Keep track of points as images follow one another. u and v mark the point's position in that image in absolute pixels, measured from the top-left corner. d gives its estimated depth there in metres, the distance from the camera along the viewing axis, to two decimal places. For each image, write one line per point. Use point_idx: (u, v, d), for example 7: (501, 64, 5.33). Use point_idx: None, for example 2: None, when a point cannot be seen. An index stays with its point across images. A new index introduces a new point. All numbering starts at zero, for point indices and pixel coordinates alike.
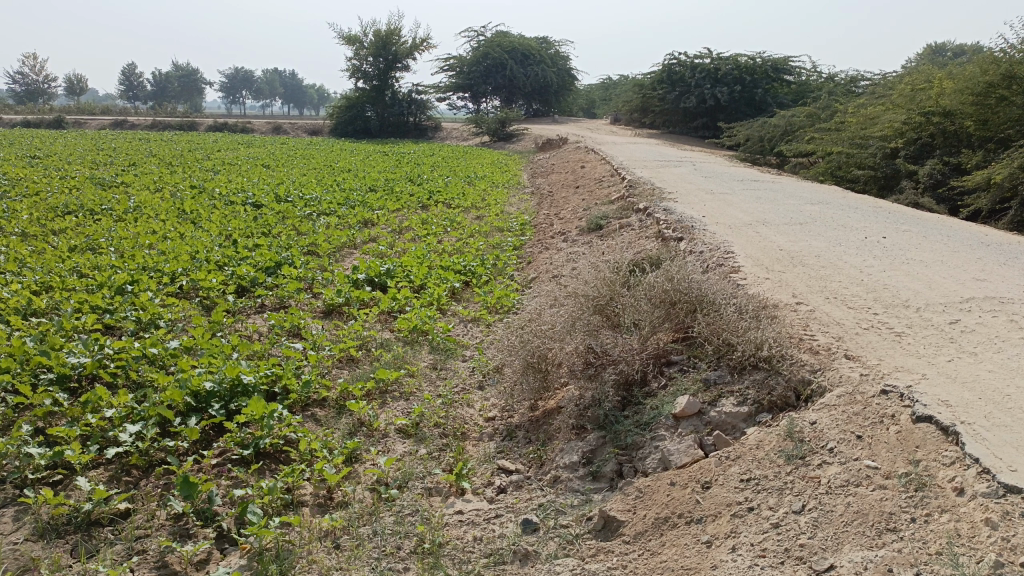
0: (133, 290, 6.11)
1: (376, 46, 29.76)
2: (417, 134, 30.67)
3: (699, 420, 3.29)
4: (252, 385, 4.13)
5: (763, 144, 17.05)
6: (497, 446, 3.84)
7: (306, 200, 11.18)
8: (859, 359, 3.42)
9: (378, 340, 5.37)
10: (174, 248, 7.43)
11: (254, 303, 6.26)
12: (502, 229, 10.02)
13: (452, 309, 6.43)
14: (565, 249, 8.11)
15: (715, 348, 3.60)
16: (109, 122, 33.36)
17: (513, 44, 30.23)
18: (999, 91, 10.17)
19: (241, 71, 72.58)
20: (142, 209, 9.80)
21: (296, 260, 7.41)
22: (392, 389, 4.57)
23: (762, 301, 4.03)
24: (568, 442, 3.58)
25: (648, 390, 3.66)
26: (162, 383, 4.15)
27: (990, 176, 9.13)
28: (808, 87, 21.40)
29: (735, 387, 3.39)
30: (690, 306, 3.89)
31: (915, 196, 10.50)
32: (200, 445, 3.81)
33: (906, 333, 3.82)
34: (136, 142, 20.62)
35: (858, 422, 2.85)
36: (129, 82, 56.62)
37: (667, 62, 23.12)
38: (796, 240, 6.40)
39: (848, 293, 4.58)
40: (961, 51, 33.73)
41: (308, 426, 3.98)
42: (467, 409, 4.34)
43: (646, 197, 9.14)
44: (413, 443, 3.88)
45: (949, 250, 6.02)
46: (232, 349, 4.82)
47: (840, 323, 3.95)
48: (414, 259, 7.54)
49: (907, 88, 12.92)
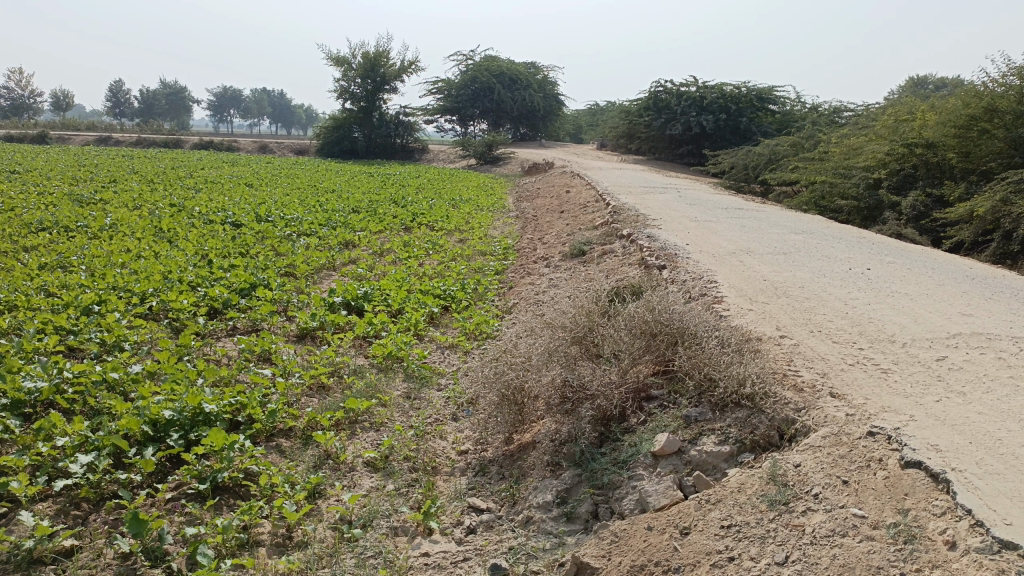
0: (100, 311, 5.91)
1: (364, 67, 29.76)
2: (404, 155, 30.61)
3: (679, 459, 3.14)
4: (214, 415, 3.95)
5: (747, 172, 17.07)
6: (469, 482, 3.68)
7: (286, 220, 11.02)
8: (845, 398, 3.29)
9: (351, 366, 5.21)
10: (146, 267, 7.23)
11: (225, 326, 6.06)
12: (485, 253, 9.89)
13: (430, 335, 6.26)
14: (547, 275, 7.98)
15: (696, 383, 3.47)
16: (93, 138, 33.06)
17: (502, 69, 30.33)
18: (980, 124, 10.28)
19: (229, 90, 72.51)
20: (118, 227, 9.60)
21: (271, 281, 7.23)
22: (362, 419, 4.40)
23: (745, 334, 3.91)
24: (542, 480, 3.42)
25: (627, 426, 3.51)
26: (119, 411, 3.95)
27: (972, 208, 9.13)
28: (792, 116, 21.56)
29: (717, 425, 3.25)
30: (671, 339, 3.75)
31: (898, 227, 10.48)
32: (155, 477, 3.62)
33: (892, 370, 3.71)
34: (120, 159, 20.38)
35: (843, 466, 2.72)
36: (116, 99, 56.35)
37: (653, 89, 23.27)
38: (780, 270, 6.30)
39: (833, 326, 4.47)
40: (941, 84, 34.24)
41: (271, 458, 3.80)
42: (439, 442, 4.17)
43: (631, 224, 9.05)
44: (380, 477, 3.71)
45: (934, 283, 5.95)
46: (197, 374, 4.63)
47: (825, 359, 3.83)
48: (393, 282, 7.38)
49: (890, 120, 12.99)
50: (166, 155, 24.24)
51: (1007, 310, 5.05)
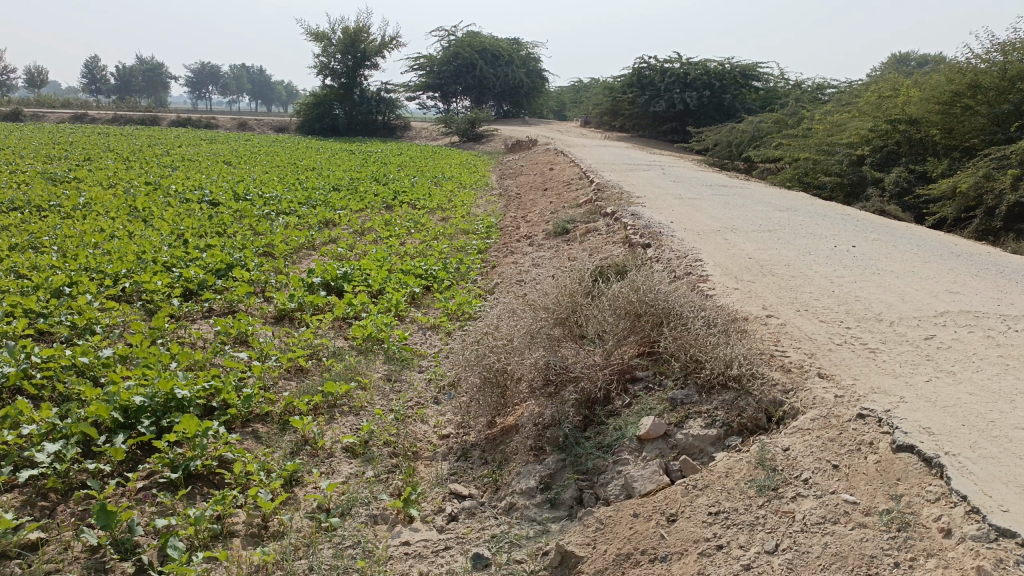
0: (71, 293, 5.74)
1: (344, 43, 29.32)
2: (386, 133, 30.28)
3: (665, 443, 3.06)
4: (187, 400, 3.83)
5: (730, 149, 16.99)
6: (450, 468, 3.58)
7: (265, 199, 10.81)
8: (834, 378, 3.22)
9: (330, 348, 5.09)
10: (120, 248, 7.05)
11: (201, 308, 5.92)
12: (467, 232, 9.77)
13: (411, 315, 6.15)
14: (531, 254, 7.88)
15: (682, 364, 3.39)
16: (68, 115, 32.41)
17: (484, 45, 29.97)
18: (964, 100, 10.20)
19: (208, 67, 71.43)
20: (92, 206, 9.38)
21: (249, 262, 7.08)
22: (341, 403, 4.30)
23: (731, 314, 3.83)
24: (525, 465, 3.32)
25: (612, 409, 3.43)
26: (88, 396, 3.83)
27: (955, 184, 9.11)
28: (775, 93, 21.47)
29: (703, 408, 3.16)
30: (656, 319, 3.66)
31: (881, 204, 10.44)
32: (126, 465, 3.51)
33: (881, 350, 3.65)
34: (95, 136, 19.94)
35: (833, 450, 2.66)
36: (91, 75, 55.24)
37: (637, 66, 23.08)
38: (764, 248, 6.24)
39: (819, 305, 4.40)
40: (923, 61, 34.26)
41: (246, 445, 3.70)
42: (420, 426, 4.08)
43: (614, 201, 8.94)
44: (359, 463, 3.62)
45: (920, 260, 5.90)
46: (170, 358, 4.50)
47: (813, 339, 3.76)
48: (374, 262, 7.25)
49: (874, 96, 12.93)
50: (142, 132, 23.80)
51: (994, 288, 5.01)
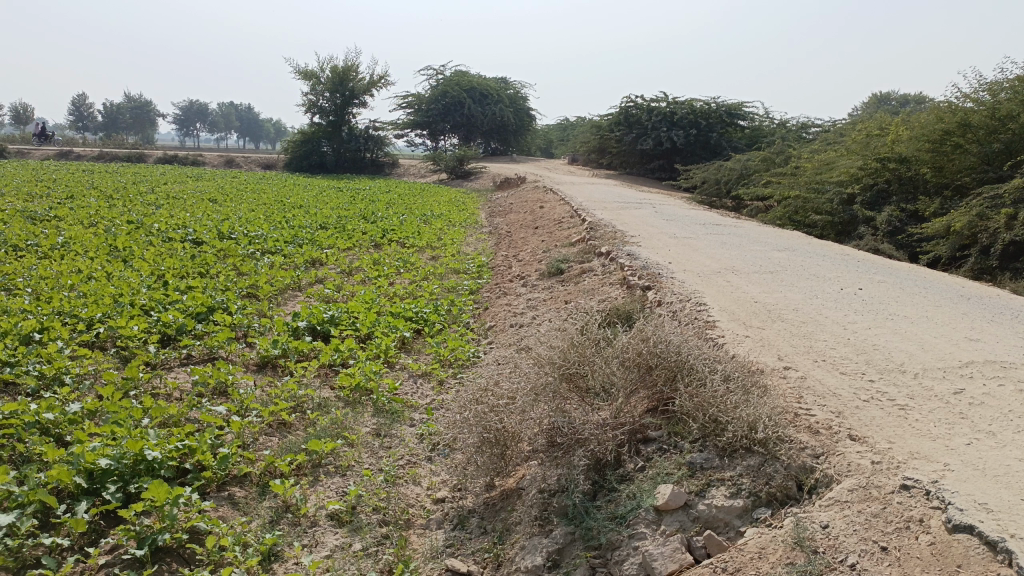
0: (41, 339, 5.41)
1: (333, 81, 29.27)
2: (374, 170, 30.19)
3: (685, 515, 2.76)
4: (157, 462, 3.51)
5: (719, 186, 16.91)
6: (446, 539, 3.28)
7: (250, 238, 10.52)
8: (866, 442, 2.98)
9: (316, 400, 4.76)
10: (96, 290, 6.73)
11: (179, 354, 5.60)
12: (458, 271, 9.51)
13: (401, 362, 5.85)
14: (524, 295, 7.64)
15: (700, 425, 3.10)
16: (54, 152, 32.14)
17: (472, 83, 30.03)
18: (954, 138, 10.11)
19: (196, 104, 71.63)
20: (71, 245, 9.06)
21: (231, 304, 6.77)
22: (326, 462, 3.98)
23: (749, 367, 3.56)
24: (530, 539, 3.01)
25: (623, 474, 3.14)
26: (49, 458, 3.51)
27: (949, 223, 8.95)
28: (761, 131, 21.51)
29: (726, 474, 2.87)
30: (669, 373, 3.38)
31: (874, 242, 10.27)
32: (87, 538, 3.17)
33: (910, 407, 3.40)
34: (79, 174, 19.62)
35: (878, 528, 2.41)
36: (78, 112, 55.10)
37: (624, 104, 23.14)
38: (770, 291, 6.01)
39: (837, 355, 4.15)
40: (905, 100, 34.66)
41: (221, 513, 3.37)
42: (412, 488, 3.78)
43: (609, 241, 8.72)
44: (346, 533, 3.30)
45: (931, 304, 5.68)
46: (143, 414, 4.19)
47: (837, 394, 3.50)
48: (362, 303, 6.95)
49: (862, 135, 12.89)
50: (130, 170, 23.57)
51: (1013, 334, 4.79)
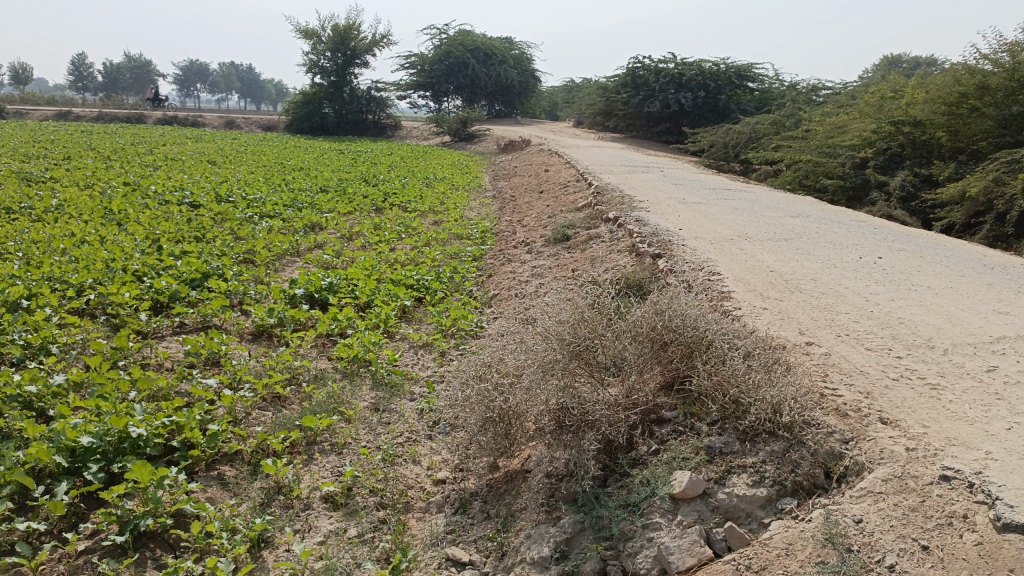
0: (29, 306, 5.20)
1: (334, 41, 28.77)
2: (376, 132, 29.76)
3: (704, 504, 2.56)
4: (143, 440, 3.32)
5: (727, 150, 16.55)
6: (447, 525, 3.10)
7: (249, 201, 10.26)
8: (899, 426, 2.78)
9: (312, 371, 4.57)
10: (88, 254, 6.50)
11: (171, 323, 5.40)
12: (461, 237, 9.26)
13: (401, 332, 5.64)
14: (529, 262, 7.41)
15: (719, 406, 2.90)
16: (53, 112, 31.69)
17: (476, 44, 29.43)
18: (971, 102, 9.79)
19: (197, 65, 70.81)
20: (65, 208, 8.82)
21: (226, 271, 6.55)
22: (321, 440, 3.79)
23: (770, 342, 3.35)
24: (536, 527, 2.81)
25: (636, 457, 2.94)
26: (29, 434, 3.31)
27: (964, 188, 8.65)
28: (770, 94, 21.03)
29: (748, 461, 2.67)
30: (685, 349, 3.16)
31: (887, 208, 9.94)
32: (66, 522, 2.98)
33: (943, 386, 3.19)
34: (77, 135, 19.28)
35: (917, 524, 2.23)
36: (78, 73, 54.48)
37: (631, 65, 22.62)
38: (785, 259, 5.77)
39: (860, 328, 3.94)
40: (916, 63, 33.96)
41: (209, 495, 3.19)
42: (411, 468, 3.59)
43: (616, 206, 8.46)
44: (341, 518, 3.12)
45: (954, 273, 5.44)
46: (130, 387, 3.99)
47: (864, 373, 3.29)
48: (362, 270, 6.72)
49: (875, 98, 12.52)
50: (130, 130, 23.24)
51: None
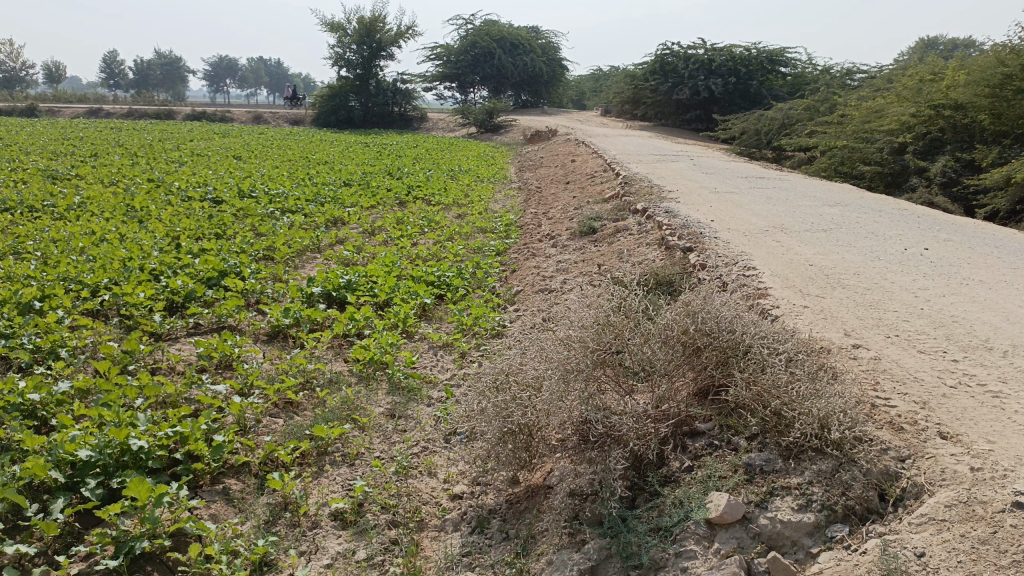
0: (42, 307, 5.04)
1: (359, 34, 28.66)
2: (402, 125, 29.58)
3: (744, 531, 2.31)
4: (145, 453, 3.12)
5: (758, 137, 16.09)
6: (463, 546, 2.89)
7: (271, 196, 10.13)
8: (961, 442, 2.51)
9: (326, 375, 4.38)
10: (105, 252, 6.37)
11: (185, 323, 5.23)
12: (485, 230, 9.03)
13: (421, 331, 5.42)
14: (555, 256, 7.16)
15: (759, 420, 2.66)
16: (84, 110, 31.90)
17: (502, 34, 29.10)
18: (1015, 83, 9.32)
19: (226, 61, 71.35)
20: (88, 206, 8.73)
21: (244, 268, 6.37)
22: (333, 450, 3.60)
23: (814, 346, 3.07)
24: (558, 551, 2.58)
25: (667, 474, 2.70)
26: (26, 446, 3.13)
27: (1010, 174, 8.20)
28: (804, 79, 20.46)
29: (793, 481, 2.42)
30: (721, 356, 2.90)
31: (928, 195, 9.51)
32: (61, 541, 2.80)
33: (1006, 394, 2.89)
34: (107, 132, 19.33)
35: (988, 560, 1.97)
36: (110, 70, 54.97)
37: (660, 52, 22.16)
38: (825, 252, 5.45)
39: (911, 328, 3.64)
40: (952, 45, 32.93)
41: (213, 511, 3.01)
42: (426, 481, 3.39)
43: (645, 196, 8.16)
44: (350, 538, 2.93)
45: (1005, 266, 5.10)
46: (137, 394, 3.81)
47: (919, 379, 3.00)
48: (382, 267, 6.51)
49: (913, 81, 12.04)
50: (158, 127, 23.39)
51: None
